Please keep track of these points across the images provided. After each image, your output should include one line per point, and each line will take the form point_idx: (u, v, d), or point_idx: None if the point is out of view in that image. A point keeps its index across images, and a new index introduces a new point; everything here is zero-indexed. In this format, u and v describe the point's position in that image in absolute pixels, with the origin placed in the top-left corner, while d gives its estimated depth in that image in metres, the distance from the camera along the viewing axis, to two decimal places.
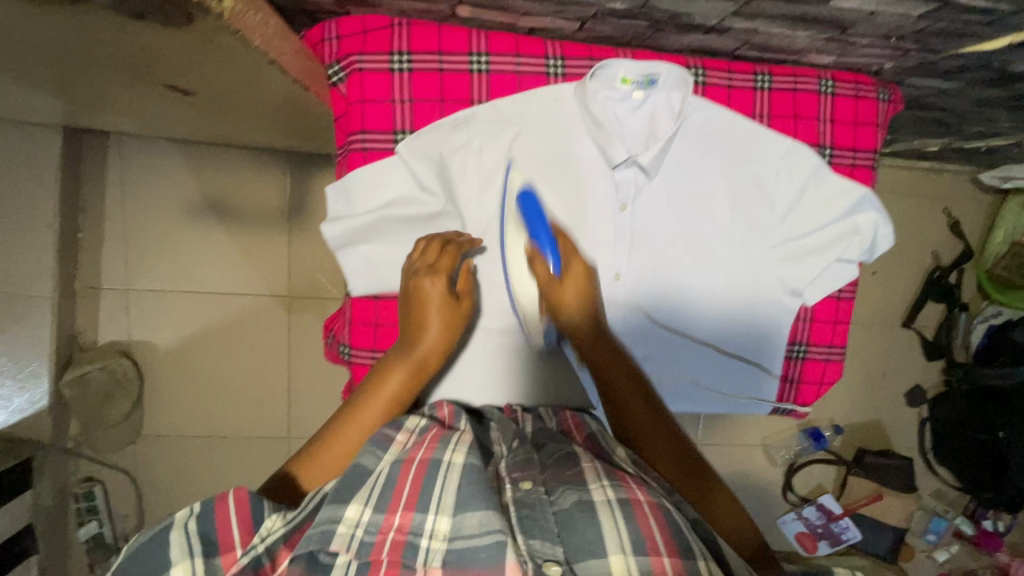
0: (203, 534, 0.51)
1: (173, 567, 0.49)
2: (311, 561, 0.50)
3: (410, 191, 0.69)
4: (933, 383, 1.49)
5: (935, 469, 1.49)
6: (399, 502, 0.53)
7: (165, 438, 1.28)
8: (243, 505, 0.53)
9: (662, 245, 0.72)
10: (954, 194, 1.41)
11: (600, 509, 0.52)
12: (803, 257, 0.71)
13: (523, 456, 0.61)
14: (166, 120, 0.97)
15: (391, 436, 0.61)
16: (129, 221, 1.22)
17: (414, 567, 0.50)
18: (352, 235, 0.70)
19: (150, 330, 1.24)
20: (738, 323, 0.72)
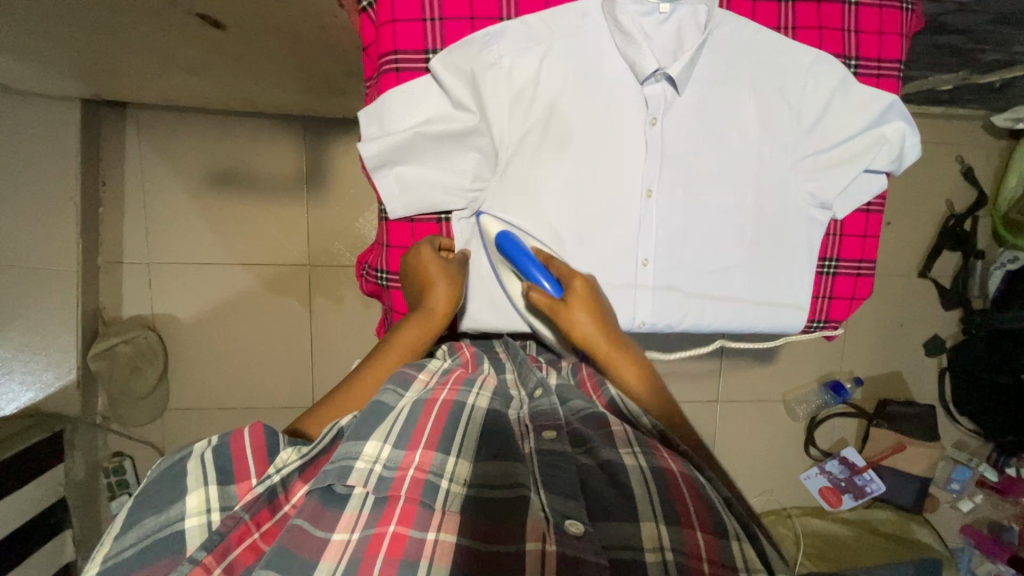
0: (220, 465, 0.46)
1: (188, 496, 0.44)
2: (325, 493, 0.47)
3: (441, 110, 0.64)
4: (951, 332, 1.49)
5: (957, 419, 1.49)
6: (420, 442, 0.51)
7: (190, 411, 1.29)
8: (259, 437, 0.48)
9: (692, 163, 0.68)
10: (966, 141, 1.41)
11: (631, 474, 0.49)
12: (832, 170, 0.69)
13: (546, 403, 0.59)
14: (185, 84, 0.98)
15: (412, 374, 0.59)
16: (148, 195, 1.23)
17: (432, 507, 0.47)
18: (382, 160, 0.65)
19: (172, 303, 1.26)
20: (768, 242, 0.71)
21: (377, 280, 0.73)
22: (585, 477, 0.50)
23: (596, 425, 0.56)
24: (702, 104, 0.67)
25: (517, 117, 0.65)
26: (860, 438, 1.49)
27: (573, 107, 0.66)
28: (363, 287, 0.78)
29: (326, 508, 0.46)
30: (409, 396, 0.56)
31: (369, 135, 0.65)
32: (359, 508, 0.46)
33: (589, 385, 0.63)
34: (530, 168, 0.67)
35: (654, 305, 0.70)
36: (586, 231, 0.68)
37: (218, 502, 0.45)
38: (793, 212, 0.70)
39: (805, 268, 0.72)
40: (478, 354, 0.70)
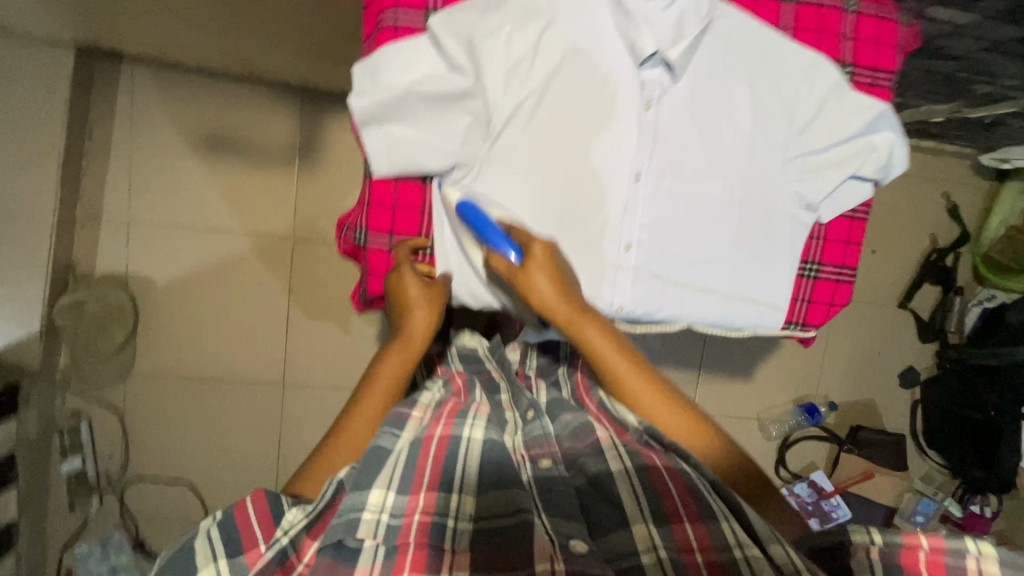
0: (226, 537, 0.52)
1: (199, 570, 0.50)
2: (337, 549, 0.51)
3: (437, 72, 0.64)
4: (926, 365, 1.50)
5: (925, 452, 1.48)
6: (422, 485, 0.55)
7: (154, 377, 1.25)
8: (262, 506, 0.54)
9: (682, 151, 0.68)
10: (952, 177, 1.44)
11: (618, 478, 0.59)
12: (819, 173, 0.69)
13: (540, 429, 0.66)
14: (181, 36, 0.97)
15: (405, 412, 0.63)
16: (135, 152, 1.21)
17: (439, 546, 0.52)
18: (372, 116, 0.64)
19: (148, 264, 1.23)
20: (751, 237, 0.71)
21: (355, 238, 0.72)
22: (581, 495, 0.59)
23: (585, 437, 0.64)
24: (697, 95, 0.68)
25: (512, 87, 0.65)
26: (829, 463, 1.47)
27: (569, 83, 0.66)
28: (340, 245, 0.76)
29: (337, 564, 0.50)
30: (404, 438, 0.60)
31: (361, 90, 0.64)
32: (370, 564, 0.50)
33: (581, 389, 0.76)
34: (522, 140, 0.67)
35: (634, 291, 0.70)
36: (569, 209, 0.68)
37: (230, 573, 0.50)
38: (779, 211, 0.71)
39: (787, 266, 0.72)
40: (470, 381, 0.74)
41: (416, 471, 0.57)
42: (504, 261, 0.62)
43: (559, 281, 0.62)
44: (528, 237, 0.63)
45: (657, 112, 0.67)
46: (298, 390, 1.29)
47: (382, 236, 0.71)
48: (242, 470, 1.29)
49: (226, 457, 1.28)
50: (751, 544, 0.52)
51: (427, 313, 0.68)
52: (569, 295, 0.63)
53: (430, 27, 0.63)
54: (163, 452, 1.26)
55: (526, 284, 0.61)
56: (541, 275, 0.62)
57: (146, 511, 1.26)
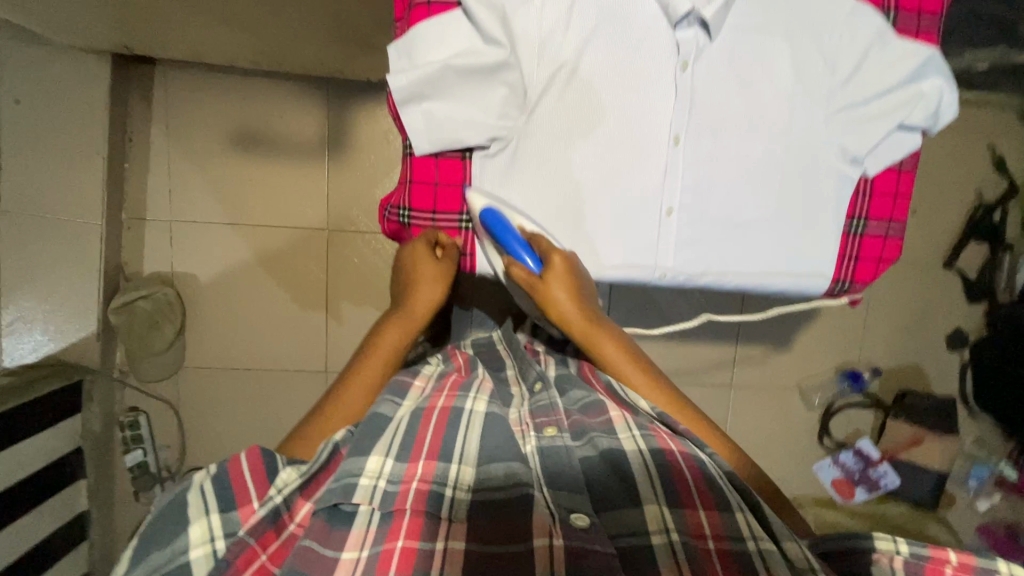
0: (221, 494, 0.55)
1: (192, 525, 0.53)
2: (331, 512, 0.55)
3: (471, 46, 0.64)
4: (974, 326, 1.46)
5: (976, 416, 1.46)
6: (421, 454, 0.60)
7: (204, 370, 1.30)
8: (258, 465, 0.57)
9: (720, 112, 0.67)
10: (999, 128, 1.38)
11: (631, 454, 0.61)
12: (864, 126, 0.67)
13: (547, 399, 0.70)
14: (213, 36, 0.99)
15: (409, 381, 0.70)
16: (172, 153, 1.24)
17: (437, 512, 0.56)
18: (410, 94, 0.65)
19: (192, 261, 1.27)
20: (795, 195, 0.69)
21: (399, 218, 0.73)
22: (589, 466, 0.62)
23: (594, 414, 0.68)
24: (734, 52, 0.66)
25: (547, 57, 0.65)
26: (875, 430, 1.47)
27: (604, 49, 0.66)
28: (384, 226, 0.78)
29: (331, 526, 0.54)
30: (406, 405, 0.66)
31: (398, 69, 0.65)
32: (366, 524, 0.55)
33: (586, 372, 0.77)
34: (558, 111, 0.67)
35: (676, 256, 0.70)
36: (606, 177, 0.68)
37: (222, 529, 0.53)
38: (824, 166, 0.69)
39: (834, 223, 0.70)
40: (470, 360, 0.81)
41: (415, 439, 0.62)
42: (523, 271, 0.65)
43: (576, 288, 0.66)
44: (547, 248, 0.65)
45: (694, 73, 0.66)
46: None
47: (425, 213, 0.72)
48: None
49: (275, 444, 1.33)
50: (766, 537, 0.55)
51: (433, 288, 0.72)
52: (583, 302, 0.67)
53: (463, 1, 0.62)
54: (219, 441, 1.32)
55: (544, 294, 0.65)
56: (559, 286, 0.65)
57: None
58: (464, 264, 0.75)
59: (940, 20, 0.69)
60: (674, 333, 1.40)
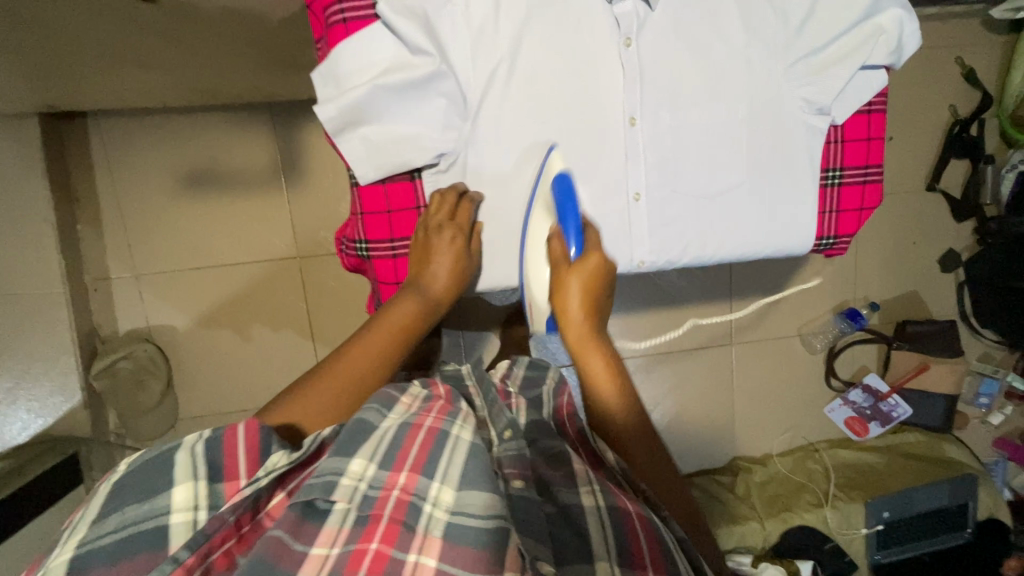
0: (210, 460, 0.48)
1: (176, 487, 0.46)
2: (305, 508, 0.48)
3: (399, 58, 0.59)
4: (966, 244, 1.44)
5: (979, 332, 1.45)
6: (406, 464, 0.51)
7: (201, 420, 1.27)
8: (253, 436, 0.50)
9: (673, 84, 0.63)
10: (964, 39, 1.34)
11: (592, 519, 0.52)
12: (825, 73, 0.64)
13: (517, 448, 0.58)
14: (138, 79, 0.94)
15: (394, 395, 0.58)
16: (124, 205, 1.19)
17: (413, 531, 0.47)
18: (344, 122, 0.61)
19: (167, 313, 1.23)
20: (764, 158, 0.66)
21: (357, 252, 0.69)
22: (553, 523, 0.53)
23: (560, 465, 0.59)
24: (678, 17, 0.62)
25: (481, 57, 0.61)
26: (880, 363, 1.46)
27: (540, 38, 0.61)
28: (344, 262, 0.74)
29: (304, 523, 0.47)
30: (393, 417, 0.56)
31: (326, 97, 0.61)
32: (340, 525, 0.47)
33: (565, 414, 0.68)
34: (503, 112, 0.63)
35: (651, 241, 0.67)
36: (564, 171, 0.65)
37: (207, 500, 0.47)
38: (789, 123, 0.66)
39: (810, 181, 0.67)
40: (452, 389, 0.66)
41: (400, 450, 0.52)
42: (561, 248, 0.62)
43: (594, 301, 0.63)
44: (592, 244, 0.63)
45: (640, 47, 0.62)
46: None
47: (384, 242, 0.68)
48: None
49: None
50: None
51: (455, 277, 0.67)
52: (592, 313, 0.65)
53: (381, 12, 0.58)
54: None
55: (560, 279, 0.62)
56: (581, 284, 0.62)
57: None
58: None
59: None
60: (667, 302, 1.38)
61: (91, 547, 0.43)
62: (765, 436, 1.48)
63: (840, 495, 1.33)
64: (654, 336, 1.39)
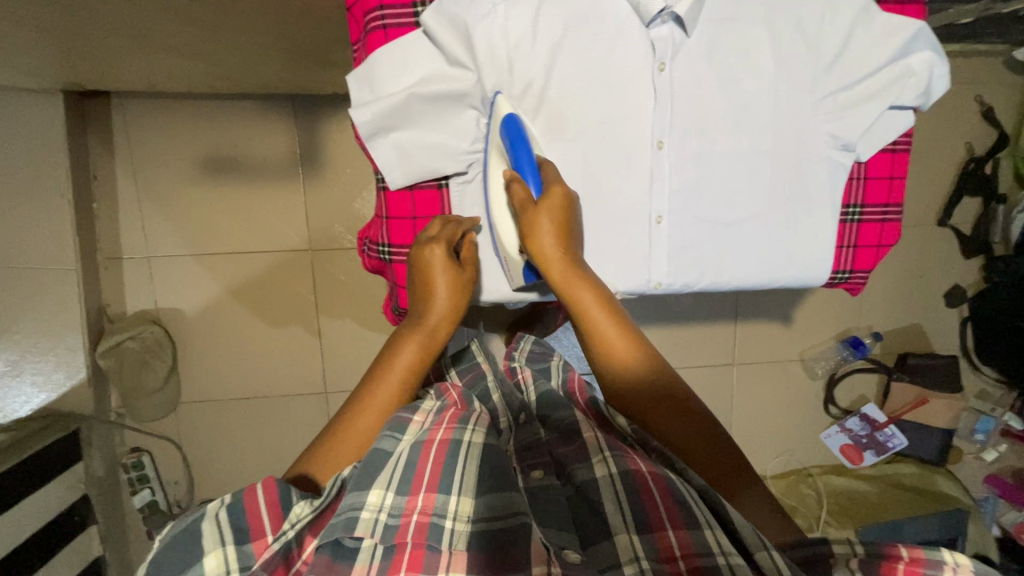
0: (234, 524, 0.54)
1: (207, 555, 0.52)
2: (335, 549, 0.55)
3: (436, 69, 0.60)
4: (972, 281, 1.45)
5: (978, 368, 1.47)
6: (421, 485, 0.58)
7: (203, 404, 1.28)
8: (272, 492, 0.56)
9: (704, 111, 0.64)
10: (985, 79, 1.35)
11: (603, 483, 0.59)
12: (853, 111, 0.65)
13: (533, 434, 0.70)
14: (168, 64, 0.94)
15: (407, 417, 0.66)
16: (140, 187, 1.20)
17: (439, 546, 0.54)
18: (376, 128, 0.62)
19: (176, 296, 1.24)
20: (788, 189, 0.67)
21: (379, 255, 0.70)
22: (573, 505, 0.61)
23: (571, 440, 0.67)
24: (713, 46, 0.63)
25: (516, 71, 0.61)
26: (880, 394, 1.47)
27: (575, 56, 0.62)
28: (364, 262, 0.75)
29: (337, 563, 0.54)
30: (405, 439, 0.63)
31: (361, 101, 0.62)
32: (370, 560, 0.54)
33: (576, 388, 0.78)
34: (533, 127, 0.64)
35: (670, 264, 0.67)
36: (589, 189, 0.66)
37: (237, 562, 0.53)
38: (814, 156, 0.66)
39: (833, 214, 0.68)
40: (465, 394, 0.76)
41: (415, 474, 0.59)
42: (522, 192, 0.61)
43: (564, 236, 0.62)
44: (550, 178, 0.62)
45: (674, 72, 0.63)
46: (343, 396, 1.32)
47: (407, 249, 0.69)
48: None
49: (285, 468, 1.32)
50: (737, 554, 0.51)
51: (452, 300, 0.67)
52: (569, 249, 0.63)
53: (422, 21, 0.58)
54: (228, 471, 1.31)
55: (530, 223, 0.60)
56: (548, 221, 0.61)
57: None
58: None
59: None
60: (672, 319, 1.38)
61: None
62: (759, 458, 1.49)
63: (831, 522, 1.35)
64: (656, 352, 1.40)
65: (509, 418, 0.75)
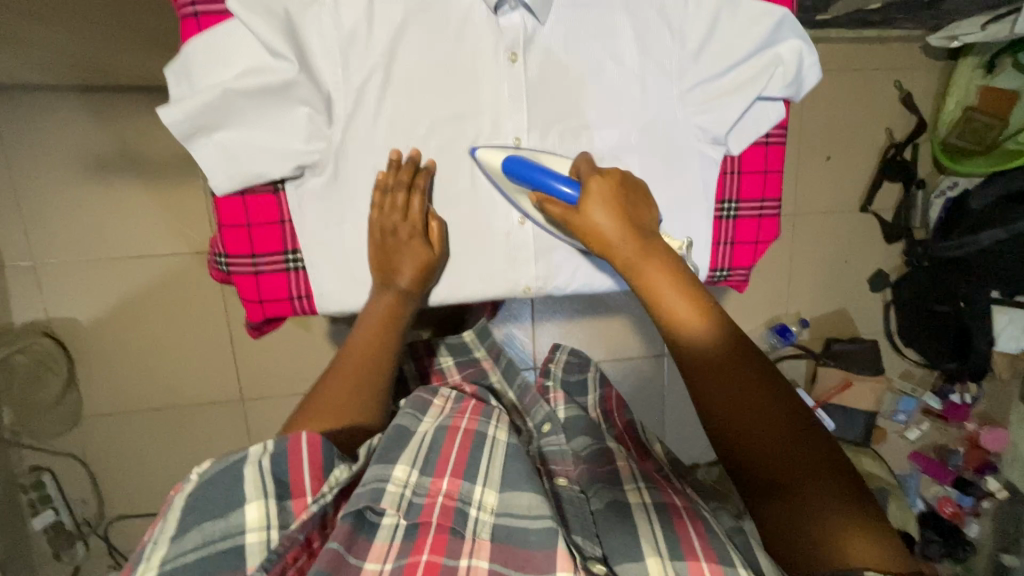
0: (276, 476, 0.57)
1: (248, 502, 0.55)
2: (357, 520, 0.60)
3: (258, 61, 0.58)
4: (895, 266, 1.47)
5: (902, 351, 1.49)
6: (447, 471, 0.65)
7: (107, 417, 1.21)
8: (315, 450, 0.58)
9: (558, 107, 0.65)
10: (904, 63, 1.35)
11: (635, 509, 0.65)
12: (717, 101, 0.65)
13: (556, 443, 0.78)
14: (32, 47, 0.85)
15: (428, 400, 0.76)
16: (19, 187, 1.10)
17: (462, 531, 0.61)
18: (193, 126, 0.59)
19: (70, 304, 1.15)
20: (657, 183, 0.67)
21: (218, 265, 0.67)
22: (600, 515, 0.66)
23: (603, 462, 0.74)
24: (568, 35, 0.63)
25: (352, 65, 0.61)
26: (808, 378, 1.49)
27: (419, 48, 0.62)
28: (214, 273, 0.72)
29: (358, 533, 0.59)
30: (427, 422, 0.71)
31: (179, 97, 0.59)
32: (391, 537, 0.61)
33: (612, 404, 0.92)
34: (375, 127, 0.63)
35: (536, 266, 0.70)
36: (457, 189, 0.68)
37: (277, 518, 0.55)
38: (679, 150, 0.67)
39: (708, 208, 0.69)
40: (481, 389, 0.86)
41: (442, 454, 0.66)
42: (557, 207, 0.63)
43: (620, 210, 0.62)
44: (587, 175, 0.62)
45: (527, 63, 0.63)
46: (261, 404, 1.26)
47: (244, 257, 0.66)
48: None
49: None
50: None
51: (419, 268, 0.66)
52: (628, 229, 0.62)
53: (232, 8, 0.56)
54: (140, 486, 1.24)
55: (581, 228, 0.62)
56: (601, 203, 0.62)
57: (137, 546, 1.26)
58: (301, 307, 0.68)
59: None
60: (600, 310, 1.37)
61: (176, 562, 0.50)
62: (695, 447, 1.49)
63: None
64: (584, 346, 1.38)
65: (530, 424, 0.84)
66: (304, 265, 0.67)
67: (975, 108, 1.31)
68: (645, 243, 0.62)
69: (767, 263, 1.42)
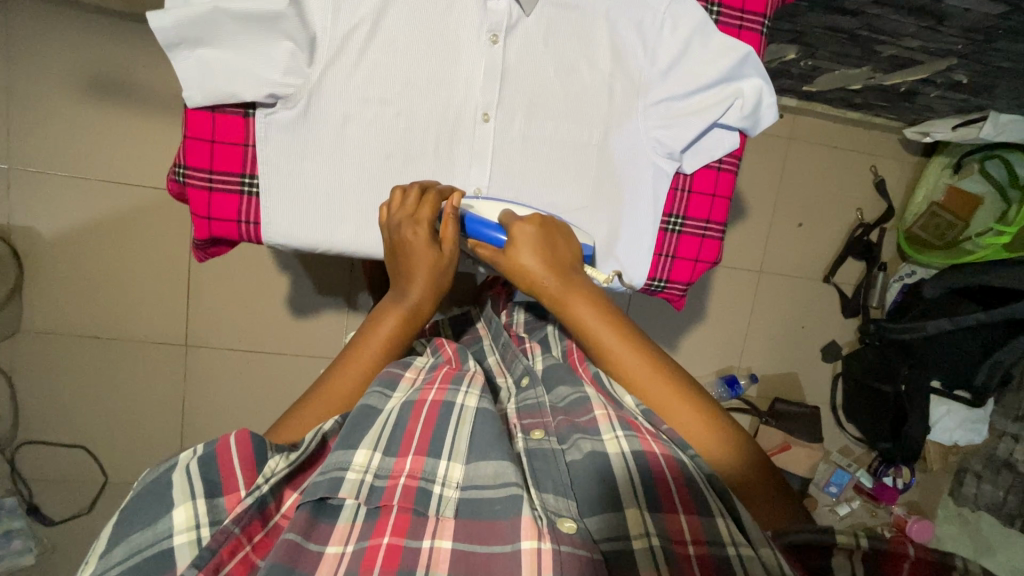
0: (206, 476, 0.52)
1: (176, 506, 0.51)
2: (317, 506, 0.55)
3: None
4: (848, 340, 1.52)
5: (843, 425, 1.52)
6: (410, 449, 0.59)
7: (44, 335, 1.18)
8: (246, 447, 0.54)
9: (533, 95, 0.73)
10: (880, 151, 1.45)
11: (614, 459, 0.59)
12: (678, 119, 0.75)
13: (533, 398, 0.72)
14: None
15: (399, 372, 0.68)
16: (14, 92, 1.10)
17: (426, 511, 0.56)
18: (179, 37, 0.62)
19: (34, 215, 1.14)
20: (608, 185, 0.78)
21: (174, 175, 0.68)
22: (574, 474, 0.60)
23: (582, 410, 0.67)
24: (549, 29, 0.71)
25: (344, 11, 0.66)
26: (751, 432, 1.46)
27: (410, 9, 0.68)
28: (169, 185, 0.73)
29: (318, 519, 0.54)
30: (396, 397, 0.64)
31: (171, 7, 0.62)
32: (352, 519, 0.55)
33: (576, 358, 0.78)
34: (354, 73, 0.69)
35: None
36: (426, 153, 0.73)
37: (207, 516, 0.51)
38: (637, 160, 0.78)
39: (653, 219, 0.80)
40: (459, 352, 0.79)
41: (405, 433, 0.60)
42: (489, 250, 0.69)
43: (546, 252, 0.67)
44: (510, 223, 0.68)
45: (507, 45, 0.71)
46: (202, 352, 1.25)
47: (201, 171, 0.68)
48: (147, 429, 1.25)
49: (126, 415, 1.24)
50: (744, 540, 0.53)
51: (433, 275, 0.70)
52: (553, 265, 0.67)
53: None
54: (60, 412, 1.21)
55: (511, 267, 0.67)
56: (528, 242, 0.67)
57: (42, 473, 1.21)
58: (247, 232, 0.70)
59: (763, 17, 0.75)
60: None
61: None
62: None
63: None
64: None
65: (507, 380, 0.78)
66: (258, 192, 0.69)
67: (939, 206, 1.38)
68: (568, 279, 0.66)
69: (727, 313, 1.45)
